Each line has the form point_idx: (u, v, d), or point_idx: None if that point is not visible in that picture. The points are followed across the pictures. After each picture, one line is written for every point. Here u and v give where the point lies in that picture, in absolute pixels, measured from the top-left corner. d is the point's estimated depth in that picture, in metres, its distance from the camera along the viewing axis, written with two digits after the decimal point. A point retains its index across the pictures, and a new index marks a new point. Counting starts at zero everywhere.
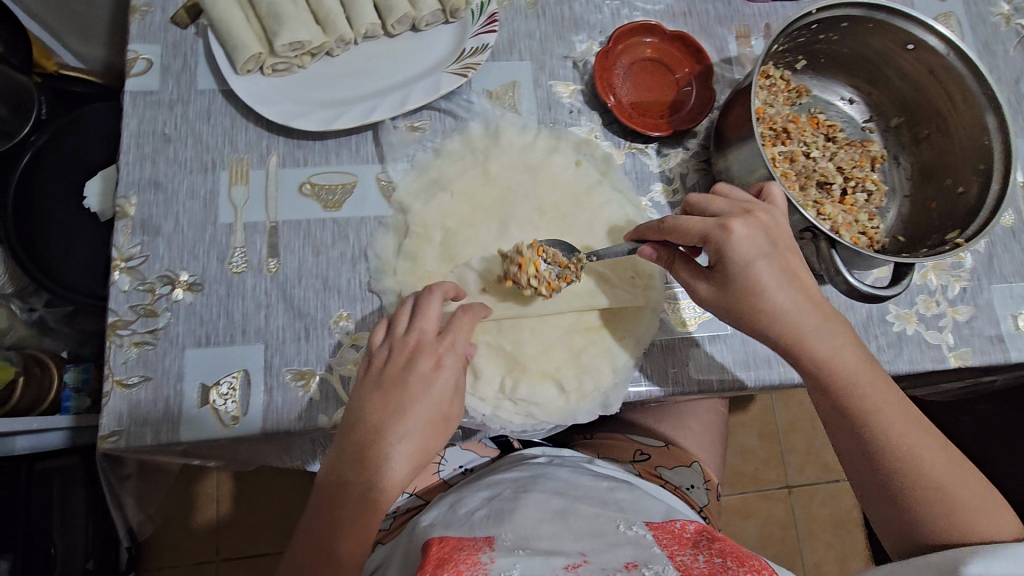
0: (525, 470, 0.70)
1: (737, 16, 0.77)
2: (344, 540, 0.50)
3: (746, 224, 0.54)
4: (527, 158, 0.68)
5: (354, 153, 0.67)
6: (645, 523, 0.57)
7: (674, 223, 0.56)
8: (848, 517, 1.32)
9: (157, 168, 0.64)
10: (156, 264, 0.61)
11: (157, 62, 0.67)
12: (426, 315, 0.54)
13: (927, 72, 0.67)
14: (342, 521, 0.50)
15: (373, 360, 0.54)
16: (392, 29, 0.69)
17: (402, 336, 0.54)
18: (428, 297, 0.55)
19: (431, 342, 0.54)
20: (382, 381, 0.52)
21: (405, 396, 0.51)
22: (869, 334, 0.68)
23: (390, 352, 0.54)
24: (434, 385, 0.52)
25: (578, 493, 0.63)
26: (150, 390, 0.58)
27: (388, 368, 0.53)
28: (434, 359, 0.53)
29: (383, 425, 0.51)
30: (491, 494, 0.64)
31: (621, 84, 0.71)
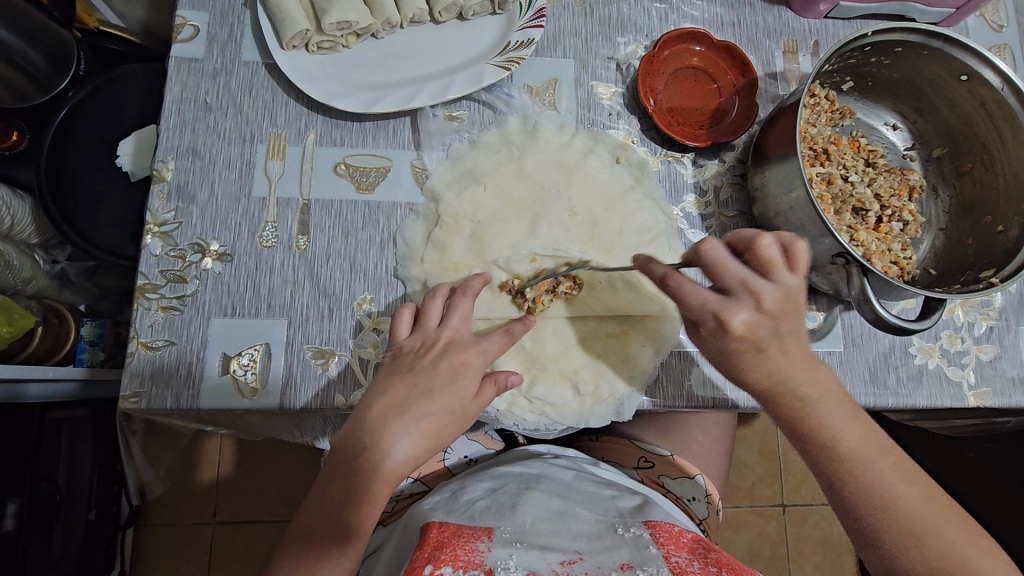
0: (530, 467, 0.70)
1: (787, 30, 0.76)
2: (353, 509, 0.49)
3: (749, 321, 0.51)
4: (563, 157, 0.68)
5: (390, 137, 0.67)
6: (644, 522, 0.57)
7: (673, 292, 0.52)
8: (839, 541, 1.31)
9: (196, 136, 0.65)
10: (188, 231, 0.62)
11: (203, 30, 0.67)
12: (458, 312, 0.56)
13: (978, 105, 0.65)
14: (356, 489, 0.48)
15: (400, 349, 0.54)
16: (439, 16, 0.68)
17: (433, 331, 0.55)
18: (456, 299, 0.56)
19: (462, 343, 0.54)
20: (413, 366, 0.52)
21: (430, 382, 0.51)
22: (889, 365, 0.67)
23: (422, 344, 0.54)
24: (462, 379, 0.52)
25: (579, 497, 0.63)
26: (173, 354, 0.59)
27: (418, 358, 0.53)
28: (463, 357, 0.53)
29: (404, 402, 0.50)
30: (493, 486, 0.65)
31: (661, 92, 0.71)
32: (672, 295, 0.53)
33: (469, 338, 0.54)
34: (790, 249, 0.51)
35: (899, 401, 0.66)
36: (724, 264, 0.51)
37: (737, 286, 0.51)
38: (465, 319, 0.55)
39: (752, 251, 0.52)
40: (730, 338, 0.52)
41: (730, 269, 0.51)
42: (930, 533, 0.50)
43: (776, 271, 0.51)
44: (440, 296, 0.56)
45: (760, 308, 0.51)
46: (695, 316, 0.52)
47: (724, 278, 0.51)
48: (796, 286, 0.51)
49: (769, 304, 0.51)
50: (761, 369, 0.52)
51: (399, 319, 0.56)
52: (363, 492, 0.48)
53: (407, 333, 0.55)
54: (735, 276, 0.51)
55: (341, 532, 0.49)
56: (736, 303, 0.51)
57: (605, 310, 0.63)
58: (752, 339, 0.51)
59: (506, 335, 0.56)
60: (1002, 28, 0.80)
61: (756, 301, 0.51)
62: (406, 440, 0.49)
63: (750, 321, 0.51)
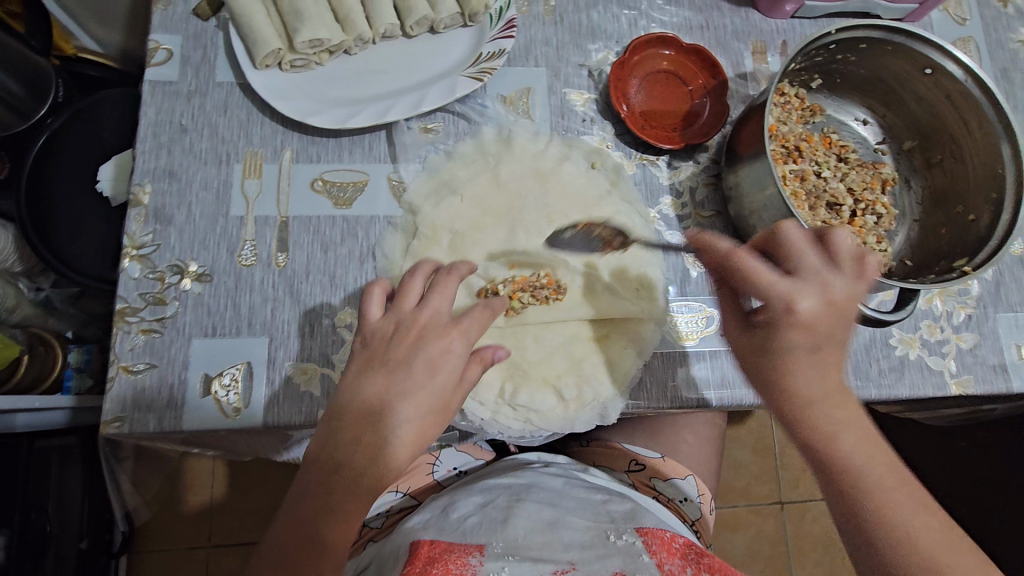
0: (520, 478, 0.70)
1: (754, 31, 0.78)
2: (331, 523, 0.49)
3: (816, 308, 0.48)
4: (539, 164, 0.68)
5: (367, 152, 0.67)
6: (635, 529, 0.58)
7: (743, 265, 0.49)
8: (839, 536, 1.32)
9: (173, 158, 0.65)
10: (167, 253, 0.62)
11: (177, 53, 0.68)
12: (441, 293, 0.52)
13: (944, 97, 0.67)
14: (331, 503, 0.48)
15: (375, 335, 0.51)
16: (411, 31, 0.70)
17: (409, 312, 0.52)
18: (441, 279, 0.53)
19: (439, 324, 0.52)
20: (387, 359, 0.50)
21: (407, 380, 0.49)
22: (871, 357, 0.68)
23: (397, 329, 0.51)
24: (439, 373, 0.50)
25: (569, 505, 0.63)
26: (155, 377, 0.58)
27: (394, 348, 0.50)
28: (442, 345, 0.50)
29: (375, 408, 0.49)
30: (484, 499, 0.65)
31: (635, 94, 0.72)
32: (738, 270, 0.50)
33: (447, 319, 0.51)
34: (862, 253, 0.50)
35: (882, 392, 0.67)
36: (802, 248, 0.50)
37: (810, 272, 0.49)
38: (444, 302, 0.52)
39: (826, 243, 0.51)
40: (792, 324, 0.48)
41: (802, 254, 0.50)
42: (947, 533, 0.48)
43: (841, 269, 0.50)
44: (420, 273, 0.53)
45: (828, 299, 0.48)
46: (760, 295, 0.49)
47: (799, 263, 0.50)
48: (861, 291, 0.50)
49: (839, 296, 0.49)
50: (788, 364, 0.49)
51: (371, 296, 0.52)
52: (338, 506, 0.48)
53: (380, 314, 0.52)
54: (809, 263, 0.50)
55: (318, 544, 0.49)
56: (808, 288, 0.49)
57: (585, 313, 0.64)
58: (809, 325, 0.48)
59: (487, 311, 0.54)
60: (965, 21, 0.82)
61: (825, 291, 0.48)
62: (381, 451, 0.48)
63: (818, 308, 0.48)
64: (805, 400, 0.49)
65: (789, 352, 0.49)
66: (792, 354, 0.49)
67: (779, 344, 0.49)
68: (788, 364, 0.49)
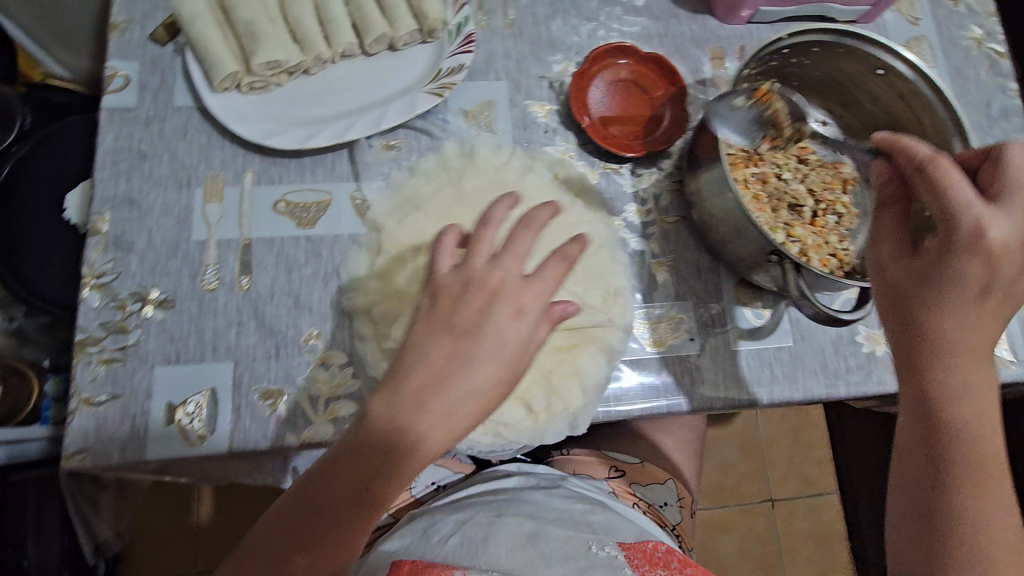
0: (499, 494, 0.70)
1: (712, 38, 0.79)
2: (387, 483, 0.45)
3: (1013, 230, 0.46)
4: (502, 176, 0.67)
5: (329, 171, 0.67)
6: (617, 543, 0.60)
7: (942, 179, 0.47)
8: (830, 532, 1.32)
9: (132, 184, 0.64)
10: (128, 281, 0.61)
11: (135, 79, 0.67)
12: (514, 249, 0.48)
13: (897, 97, 0.68)
14: (387, 465, 0.45)
15: (439, 291, 0.47)
16: (370, 49, 0.70)
17: (481, 269, 0.47)
18: (517, 231, 0.49)
19: (516, 283, 0.47)
20: (453, 323, 0.46)
21: (475, 350, 0.45)
22: (839, 356, 0.69)
23: (466, 286, 0.47)
24: (511, 332, 0.46)
25: (550, 515, 0.64)
26: (118, 407, 0.58)
27: (459, 312, 0.46)
28: (518, 303, 0.46)
29: (444, 374, 0.44)
30: (464, 517, 0.64)
31: (599, 96, 0.72)
32: (932, 183, 0.48)
33: (522, 279, 0.47)
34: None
35: (849, 389, 0.68)
36: (1019, 175, 0.47)
37: (1014, 199, 0.47)
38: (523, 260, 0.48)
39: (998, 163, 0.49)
40: (984, 248, 0.46)
41: (1016, 174, 0.47)
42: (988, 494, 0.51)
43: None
44: (495, 222, 0.49)
45: (1023, 221, 0.46)
46: (950, 211, 0.47)
47: (1015, 191, 0.47)
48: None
49: None
50: (948, 296, 0.49)
51: (444, 243, 0.49)
52: (394, 467, 0.45)
53: (451, 268, 0.48)
54: (1018, 186, 0.47)
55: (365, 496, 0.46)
56: (1002, 210, 0.46)
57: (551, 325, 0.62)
58: (998, 250, 0.46)
59: (561, 262, 0.49)
60: (918, 20, 0.84)
61: None
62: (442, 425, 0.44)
63: (1009, 233, 0.46)
64: (976, 338, 0.50)
65: (951, 281, 0.48)
66: (965, 284, 0.48)
67: (952, 271, 0.48)
68: (952, 294, 0.49)
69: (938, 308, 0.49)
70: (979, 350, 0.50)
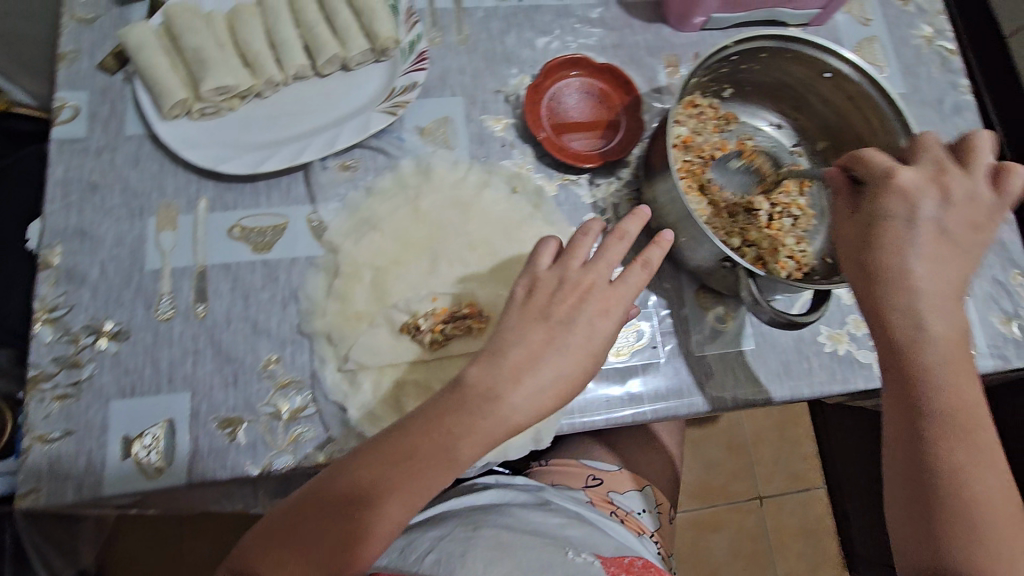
0: (475, 509, 0.68)
1: (666, 46, 0.80)
2: (465, 443, 0.49)
3: (917, 178, 0.50)
4: (458, 194, 0.68)
5: (284, 194, 0.67)
6: (593, 552, 0.62)
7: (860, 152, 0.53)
8: (818, 526, 1.32)
9: (84, 216, 0.64)
10: (81, 314, 0.61)
11: (84, 109, 0.67)
12: (607, 256, 0.55)
13: (846, 99, 0.69)
14: (455, 423, 0.50)
15: (540, 286, 0.54)
16: (323, 69, 0.70)
17: (577, 272, 0.54)
18: (608, 240, 0.56)
19: (603, 287, 0.54)
20: (550, 314, 0.52)
21: (569, 340, 0.52)
22: (802, 356, 0.69)
23: (561, 284, 0.54)
24: (603, 324, 0.53)
25: (528, 527, 0.63)
26: (72, 444, 0.57)
27: (555, 306, 0.52)
28: (604, 304, 0.53)
29: (539, 355, 0.51)
30: (441, 533, 0.62)
31: (570, 95, 0.74)
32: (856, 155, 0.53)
33: (609, 283, 0.54)
34: (1007, 168, 0.51)
35: (813, 389, 0.68)
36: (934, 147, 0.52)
37: (930, 161, 0.52)
38: (613, 266, 0.55)
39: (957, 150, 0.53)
40: (895, 191, 0.50)
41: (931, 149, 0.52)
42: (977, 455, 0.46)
43: (981, 174, 0.51)
44: (591, 233, 0.56)
45: (942, 186, 0.50)
46: (867, 168, 0.52)
47: (921, 154, 0.52)
48: (984, 200, 0.50)
49: (954, 192, 0.50)
50: (893, 237, 0.49)
51: (545, 245, 0.56)
52: (466, 425, 0.49)
53: (549, 266, 0.55)
54: (934, 157, 0.52)
55: (446, 456, 0.49)
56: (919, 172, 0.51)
57: None
58: (910, 192, 0.50)
59: (645, 268, 0.54)
60: (869, 21, 0.85)
61: (945, 179, 0.50)
62: (532, 399, 0.50)
63: (918, 180, 0.50)
64: (929, 281, 0.48)
65: (885, 220, 0.50)
66: (894, 219, 0.50)
67: (880, 207, 0.50)
68: (890, 234, 0.49)
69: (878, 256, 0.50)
70: (943, 296, 0.49)
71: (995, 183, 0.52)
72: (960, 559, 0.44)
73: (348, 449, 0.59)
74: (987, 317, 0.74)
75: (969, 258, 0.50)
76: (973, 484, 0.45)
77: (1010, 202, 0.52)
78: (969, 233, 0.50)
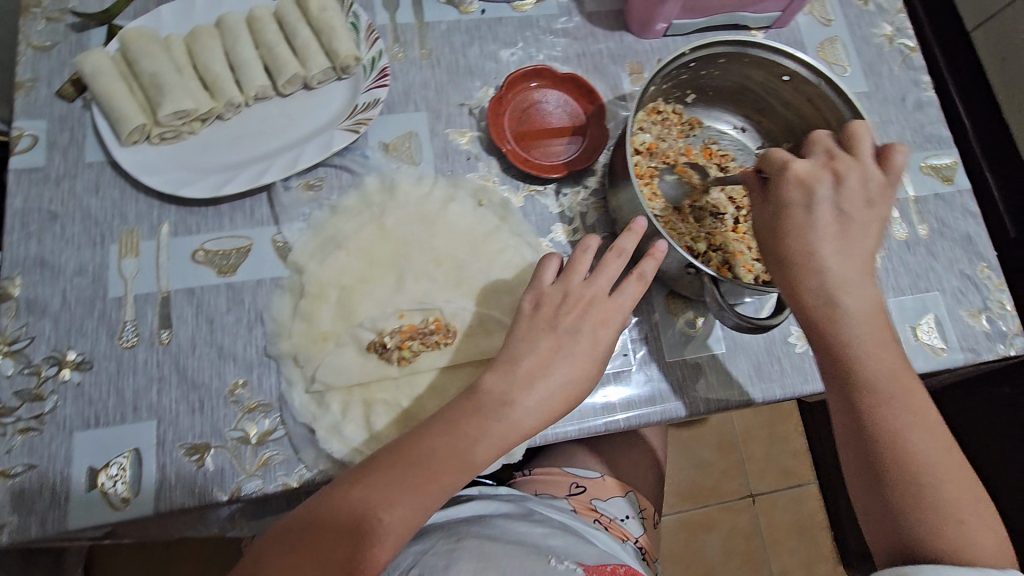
0: (456, 521, 0.66)
1: (630, 53, 0.80)
2: (483, 446, 0.51)
3: (808, 167, 0.52)
4: (423, 209, 0.68)
5: (248, 215, 0.67)
6: (578, 562, 0.60)
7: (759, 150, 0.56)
8: (811, 521, 1.33)
9: (44, 245, 0.63)
10: (43, 345, 0.60)
11: (42, 138, 0.66)
12: (607, 272, 0.57)
13: (806, 100, 0.70)
14: (464, 428, 0.51)
15: (545, 299, 0.56)
16: (284, 89, 0.70)
17: (579, 285, 0.56)
18: (606, 256, 0.58)
19: (603, 300, 0.56)
20: (556, 324, 0.54)
21: (576, 346, 0.54)
22: (772, 357, 0.70)
23: (565, 299, 0.56)
24: (603, 336, 0.55)
25: (512, 539, 0.61)
26: (35, 478, 0.56)
27: (563, 316, 0.55)
28: (604, 315, 0.55)
29: (550, 361, 0.53)
30: (424, 547, 0.59)
31: (556, 104, 0.74)
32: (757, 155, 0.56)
33: (607, 296, 0.56)
34: (889, 150, 0.53)
35: (786, 390, 0.69)
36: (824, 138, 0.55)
37: (822, 154, 0.54)
38: (611, 281, 0.57)
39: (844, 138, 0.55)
40: (790, 182, 0.52)
41: (821, 141, 0.55)
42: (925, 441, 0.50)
43: (868, 156, 0.53)
44: (591, 249, 0.59)
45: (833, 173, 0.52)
46: (766, 165, 0.55)
47: (811, 147, 0.55)
48: (875, 179, 0.52)
49: (846, 177, 0.52)
50: (796, 227, 0.52)
51: (547, 264, 0.58)
52: (475, 429, 0.51)
53: (553, 281, 0.58)
54: (825, 148, 0.54)
55: (465, 462, 0.50)
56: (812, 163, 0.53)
57: (479, 354, 0.62)
58: (804, 181, 0.52)
59: (640, 281, 0.56)
60: (830, 21, 0.86)
61: (838, 166, 0.53)
62: (543, 405, 0.52)
63: (810, 170, 0.52)
64: (840, 273, 0.51)
65: (786, 209, 0.52)
66: (793, 209, 0.52)
67: (779, 197, 0.53)
68: (794, 224, 0.52)
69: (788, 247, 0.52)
70: (853, 285, 0.51)
71: (882, 164, 0.54)
72: (918, 527, 0.48)
73: (318, 471, 0.59)
74: (956, 311, 0.75)
75: (870, 237, 0.53)
76: (918, 453, 0.49)
77: (897, 180, 0.53)
78: (865, 210, 0.52)
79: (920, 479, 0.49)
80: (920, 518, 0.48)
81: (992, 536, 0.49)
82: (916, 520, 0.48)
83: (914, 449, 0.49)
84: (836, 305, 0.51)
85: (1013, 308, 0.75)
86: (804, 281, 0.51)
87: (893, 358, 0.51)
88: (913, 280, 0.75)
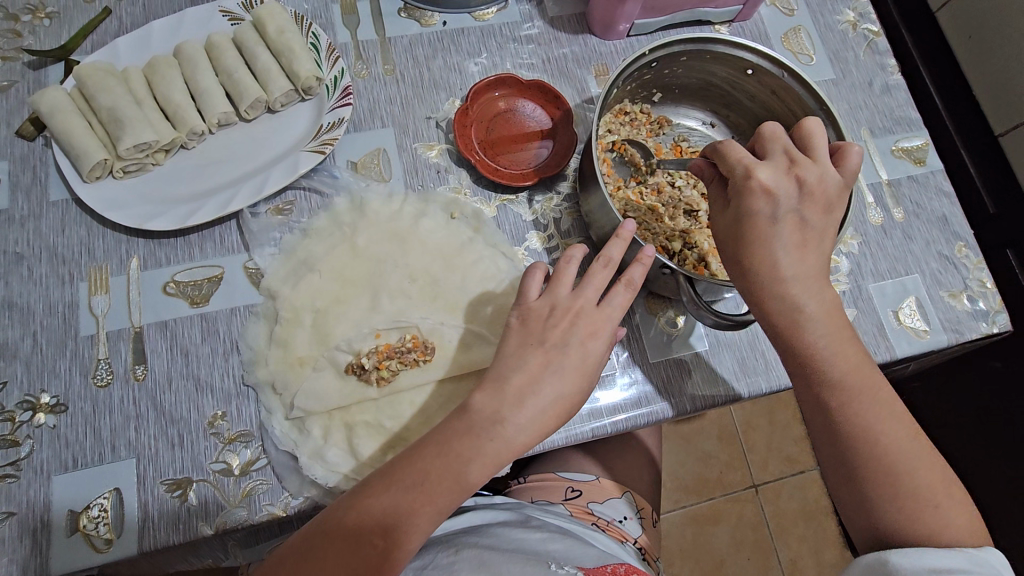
0: (450, 535, 0.64)
1: (594, 55, 0.80)
2: (478, 465, 0.49)
3: (772, 175, 0.50)
4: (395, 225, 0.68)
5: (219, 243, 0.66)
6: (579, 566, 0.58)
7: (722, 147, 0.52)
8: (817, 506, 1.32)
9: (12, 288, 0.62)
10: (16, 390, 0.59)
11: (5, 179, 0.66)
12: (595, 282, 0.55)
13: (770, 92, 0.70)
14: (454, 449, 0.49)
15: (531, 314, 0.54)
16: (247, 114, 0.70)
17: (565, 297, 0.55)
18: (592, 267, 0.56)
19: (589, 309, 0.54)
20: (544, 339, 0.53)
21: (564, 359, 0.52)
22: (756, 351, 0.70)
23: (553, 310, 0.54)
24: (592, 343, 0.53)
25: (509, 547, 0.60)
26: (15, 526, 0.55)
27: (549, 330, 0.53)
28: (592, 326, 0.54)
29: (539, 377, 0.51)
30: (419, 563, 0.58)
31: (534, 112, 0.74)
32: (717, 150, 0.53)
33: (595, 306, 0.54)
34: (843, 154, 0.54)
35: (771, 383, 0.68)
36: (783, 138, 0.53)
37: (782, 155, 0.52)
38: (600, 290, 0.55)
39: (799, 133, 0.54)
40: (755, 193, 0.50)
41: (782, 139, 0.53)
42: (893, 432, 0.50)
43: (825, 158, 0.53)
44: (575, 260, 0.56)
45: (796, 177, 0.51)
46: (728, 167, 0.52)
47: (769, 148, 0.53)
48: (835, 181, 0.52)
49: (809, 181, 0.51)
50: (760, 233, 0.50)
51: (531, 279, 0.57)
52: (464, 450, 0.49)
53: (538, 295, 0.56)
54: (783, 147, 0.53)
55: (460, 484, 0.49)
56: (774, 167, 0.51)
57: (459, 369, 0.61)
58: (770, 192, 0.50)
59: (629, 288, 0.55)
60: (793, 11, 0.86)
61: (801, 170, 0.51)
62: (530, 421, 0.51)
63: (775, 178, 0.50)
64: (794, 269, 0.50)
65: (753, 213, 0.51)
66: (757, 216, 0.50)
67: (745, 207, 0.51)
68: (765, 233, 0.50)
69: (761, 239, 0.51)
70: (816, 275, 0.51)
71: (837, 162, 0.54)
72: (899, 516, 0.49)
73: (303, 497, 0.58)
74: (936, 293, 0.75)
75: (829, 235, 0.52)
76: (890, 441, 0.50)
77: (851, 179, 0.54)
78: (826, 197, 0.52)
79: (898, 466, 0.49)
80: (902, 504, 0.49)
81: (962, 510, 0.50)
82: (896, 507, 0.49)
83: (889, 440, 0.50)
84: (802, 305, 0.50)
85: (993, 286, 0.75)
86: (772, 288, 0.50)
87: (853, 352, 0.51)
88: (892, 264, 0.75)
